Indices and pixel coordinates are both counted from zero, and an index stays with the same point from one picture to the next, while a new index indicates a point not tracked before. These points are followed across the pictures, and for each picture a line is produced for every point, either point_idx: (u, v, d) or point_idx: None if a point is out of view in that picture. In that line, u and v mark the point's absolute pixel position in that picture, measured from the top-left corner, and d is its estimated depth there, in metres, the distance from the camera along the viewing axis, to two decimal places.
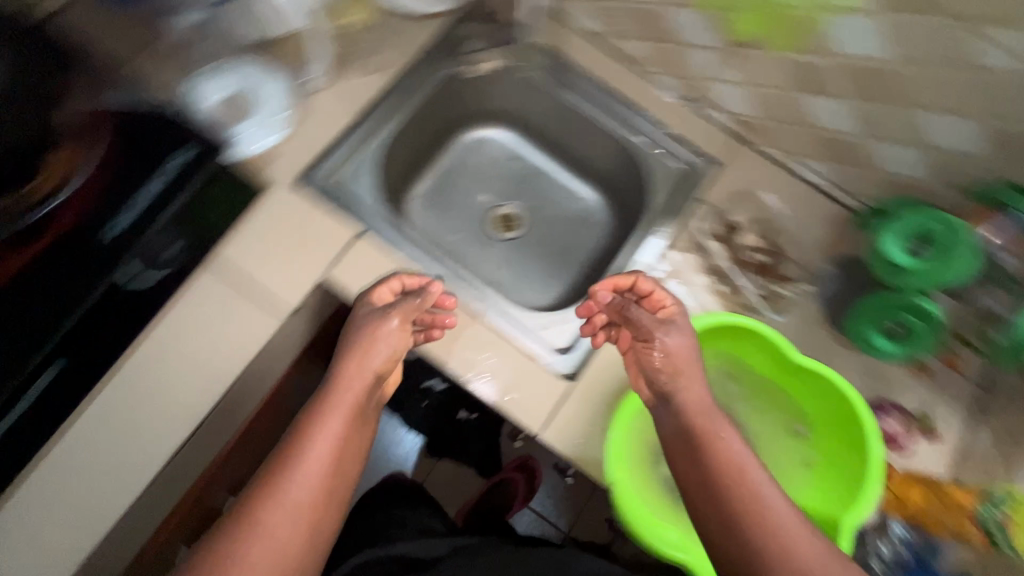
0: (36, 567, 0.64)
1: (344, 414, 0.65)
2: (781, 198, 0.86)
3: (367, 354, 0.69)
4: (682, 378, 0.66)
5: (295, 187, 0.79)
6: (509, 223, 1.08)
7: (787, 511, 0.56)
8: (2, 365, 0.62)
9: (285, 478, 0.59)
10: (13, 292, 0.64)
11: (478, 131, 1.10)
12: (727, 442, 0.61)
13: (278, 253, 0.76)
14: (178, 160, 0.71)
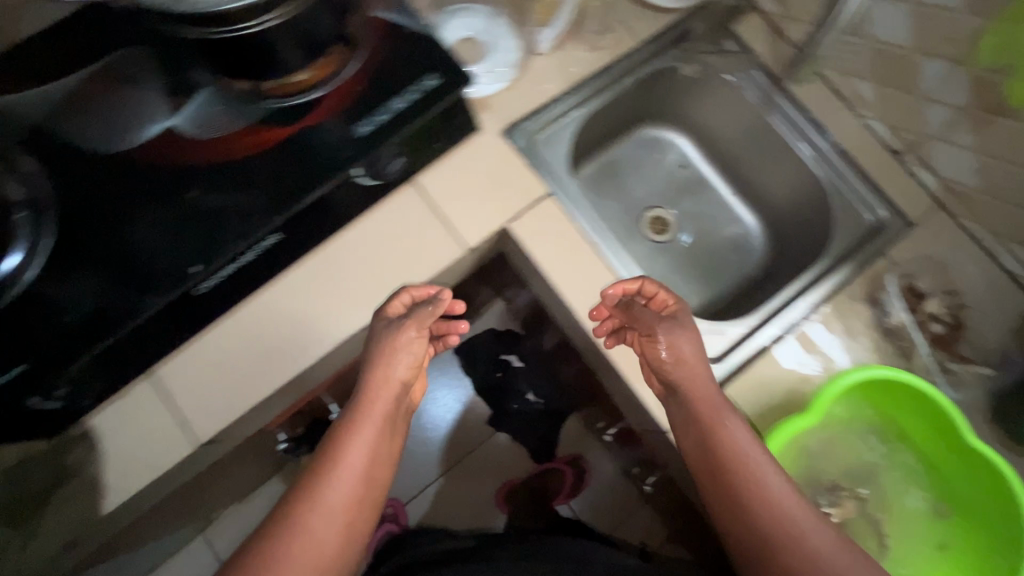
0: (214, 399, 0.73)
1: (375, 423, 0.67)
2: (976, 279, 0.82)
3: (384, 368, 0.70)
4: (692, 378, 0.70)
5: (502, 136, 0.84)
6: (661, 226, 1.07)
7: (786, 493, 0.62)
8: (231, 225, 0.66)
9: (322, 488, 0.62)
10: (260, 161, 0.68)
11: (657, 130, 1.09)
12: (729, 429, 0.66)
13: (473, 191, 0.82)
14: (428, 84, 0.71)
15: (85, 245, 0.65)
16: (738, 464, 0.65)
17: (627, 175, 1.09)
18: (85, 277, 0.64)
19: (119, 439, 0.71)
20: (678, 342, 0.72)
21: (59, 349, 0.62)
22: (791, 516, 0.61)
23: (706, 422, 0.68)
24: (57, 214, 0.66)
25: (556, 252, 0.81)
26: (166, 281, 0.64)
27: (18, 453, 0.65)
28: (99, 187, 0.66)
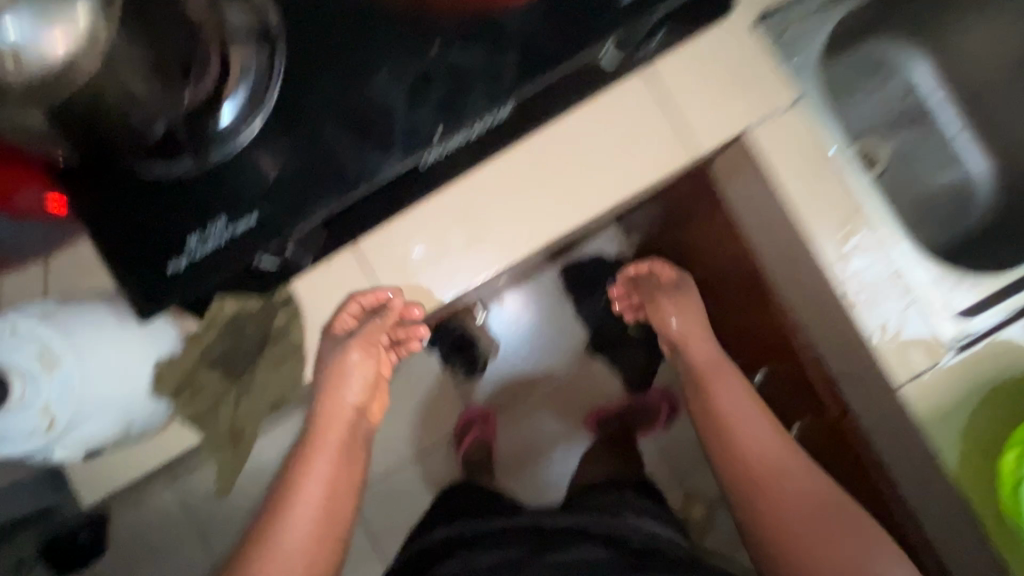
0: (417, 283, 0.69)
1: (327, 456, 0.69)
2: None
3: (328, 392, 0.70)
4: (690, 341, 0.92)
5: (754, 25, 0.71)
6: (870, 161, 0.93)
7: (770, 450, 0.80)
8: (475, 94, 0.57)
9: (273, 535, 0.65)
10: (513, 19, 0.57)
11: (889, 46, 0.93)
12: (727, 393, 0.85)
13: (713, 89, 0.71)
14: None
15: (317, 92, 0.58)
16: (738, 407, 0.84)
17: (845, 98, 0.94)
18: (317, 129, 0.58)
19: (322, 307, 0.68)
20: (671, 308, 0.96)
21: (289, 204, 0.58)
22: (773, 459, 0.79)
23: (709, 371, 0.88)
24: (288, 54, 0.59)
25: (799, 175, 0.71)
26: (399, 143, 0.57)
27: (235, 306, 0.63)
28: (334, 31, 0.59)
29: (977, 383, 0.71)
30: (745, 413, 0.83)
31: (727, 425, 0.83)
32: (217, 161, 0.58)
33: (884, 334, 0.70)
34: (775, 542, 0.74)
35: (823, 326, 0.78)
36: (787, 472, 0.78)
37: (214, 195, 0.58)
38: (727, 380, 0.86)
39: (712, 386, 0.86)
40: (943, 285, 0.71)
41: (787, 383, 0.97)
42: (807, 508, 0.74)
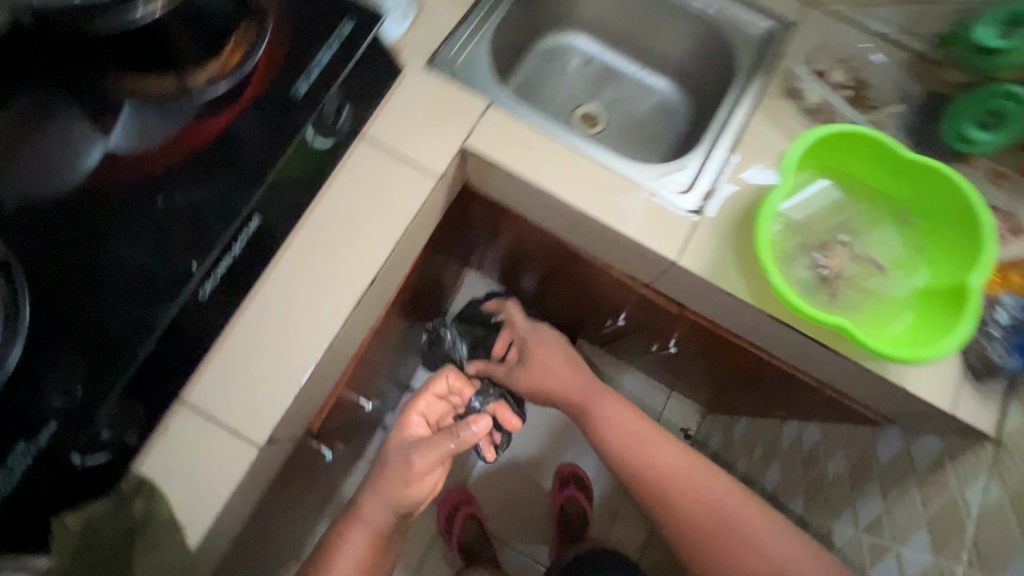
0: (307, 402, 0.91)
1: (368, 528, 0.77)
2: (861, 45, 0.92)
3: (407, 490, 0.79)
4: (565, 388, 1.04)
5: (429, 68, 0.86)
6: (591, 120, 1.16)
7: (678, 463, 0.90)
8: (192, 235, 0.64)
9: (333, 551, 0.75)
10: (204, 159, 0.67)
11: (556, 38, 1.18)
12: (615, 414, 0.97)
13: (420, 126, 0.84)
14: (326, 52, 0.72)
15: (74, 284, 0.61)
16: (637, 438, 0.94)
17: (539, 96, 1.16)
18: (29, 394, 0.57)
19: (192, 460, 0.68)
20: (541, 361, 1.09)
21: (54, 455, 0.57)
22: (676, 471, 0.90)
23: (589, 400, 1.01)
24: (61, 350, 0.59)
25: None
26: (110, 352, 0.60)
27: (81, 522, 0.60)
28: (105, 213, 0.63)
29: (731, 228, 0.83)
30: (652, 440, 0.93)
31: (631, 457, 0.92)
32: (26, 372, 0.58)
33: (644, 224, 0.83)
34: (718, 517, 0.85)
35: (615, 250, 0.91)
36: (685, 475, 0.89)
37: (12, 416, 0.56)
38: (617, 405, 0.99)
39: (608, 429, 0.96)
40: (661, 175, 0.86)
41: (642, 308, 1.11)
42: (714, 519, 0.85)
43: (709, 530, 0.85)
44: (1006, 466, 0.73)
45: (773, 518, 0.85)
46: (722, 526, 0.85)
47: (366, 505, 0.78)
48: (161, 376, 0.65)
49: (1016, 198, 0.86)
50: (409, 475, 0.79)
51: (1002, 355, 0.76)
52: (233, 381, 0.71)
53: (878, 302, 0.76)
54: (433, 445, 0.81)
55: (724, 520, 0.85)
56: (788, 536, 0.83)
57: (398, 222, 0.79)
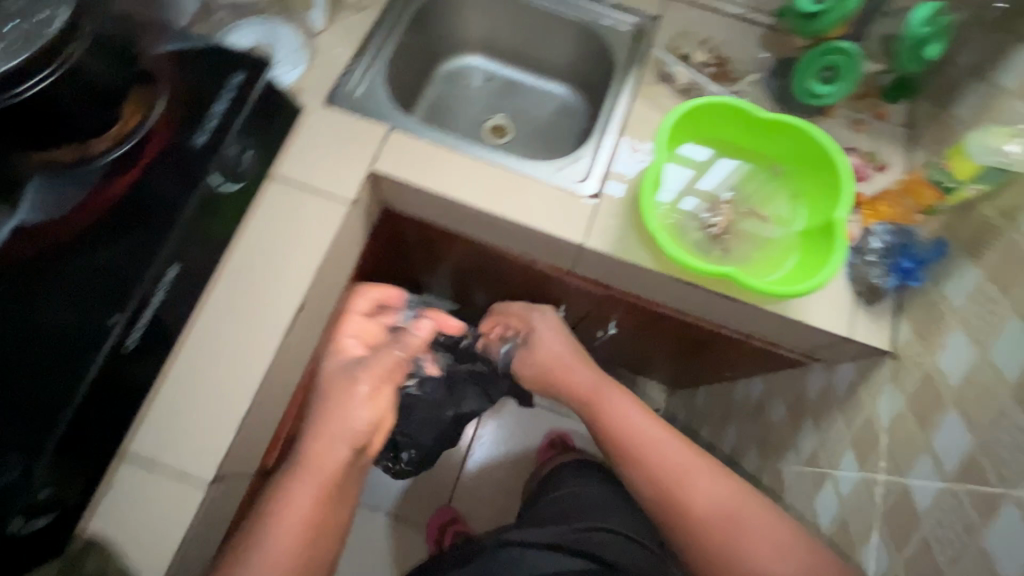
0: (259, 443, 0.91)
1: (317, 478, 0.76)
2: (719, 28, 1.02)
3: (349, 417, 0.81)
4: (566, 370, 0.95)
5: (329, 104, 0.92)
6: (499, 132, 1.23)
7: (676, 455, 0.82)
8: (110, 291, 0.67)
9: (287, 493, 0.74)
10: (114, 218, 0.70)
11: (455, 61, 1.24)
12: (617, 406, 0.89)
13: (327, 158, 0.89)
14: (222, 104, 0.77)
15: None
16: (643, 432, 0.85)
17: (447, 118, 1.23)
18: None
19: (140, 510, 0.69)
20: (546, 336, 0.99)
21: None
22: (680, 471, 0.80)
23: (594, 393, 0.91)
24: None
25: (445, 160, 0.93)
26: (40, 416, 0.61)
27: None
28: (18, 289, 0.65)
29: (628, 206, 0.90)
30: (655, 436, 0.84)
31: (636, 453, 0.83)
32: None
33: (550, 215, 0.89)
34: (710, 520, 0.76)
35: (532, 245, 0.96)
36: (691, 474, 0.80)
37: None
38: (620, 399, 0.89)
39: (609, 420, 0.88)
40: (560, 168, 0.93)
41: (575, 297, 1.16)
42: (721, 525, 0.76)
43: (700, 535, 0.76)
44: (904, 375, 0.80)
45: (781, 525, 0.75)
46: (716, 530, 0.76)
47: (313, 466, 0.76)
48: (97, 432, 0.66)
49: (874, 140, 0.96)
50: (348, 400, 0.82)
51: (882, 277, 0.84)
52: (173, 428, 0.72)
53: (765, 249, 0.84)
54: (377, 357, 0.92)
55: (721, 524, 0.76)
56: (795, 545, 0.73)
57: (317, 251, 0.83)
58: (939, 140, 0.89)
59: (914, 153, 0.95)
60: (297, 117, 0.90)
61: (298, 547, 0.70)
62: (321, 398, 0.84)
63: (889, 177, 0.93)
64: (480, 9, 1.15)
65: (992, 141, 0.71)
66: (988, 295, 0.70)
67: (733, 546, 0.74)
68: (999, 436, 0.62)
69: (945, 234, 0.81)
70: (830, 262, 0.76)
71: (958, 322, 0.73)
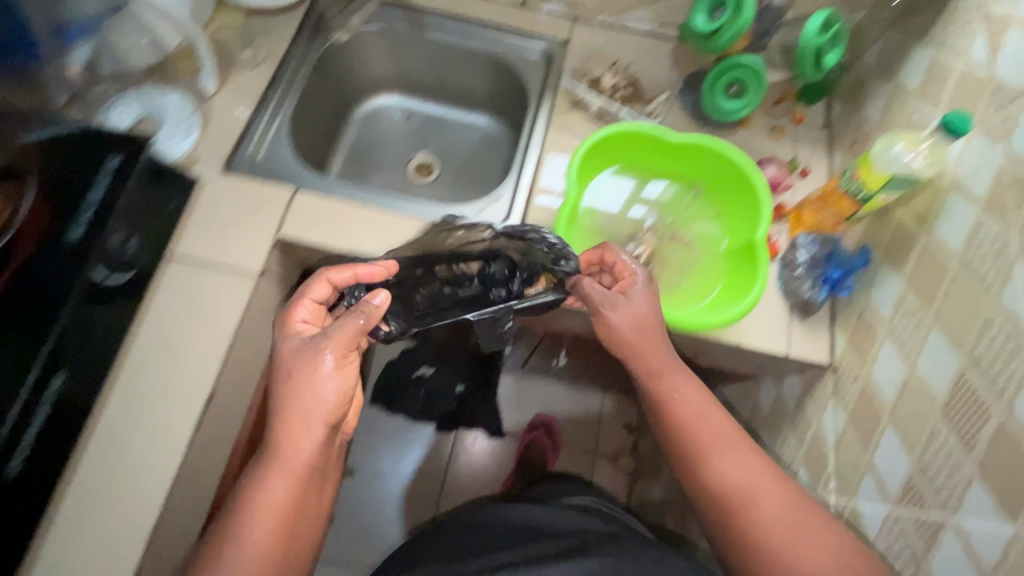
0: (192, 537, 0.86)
1: (288, 477, 0.63)
2: (628, 48, 1.00)
3: (307, 400, 0.63)
4: (637, 345, 0.71)
5: (228, 170, 0.87)
6: (424, 170, 1.17)
7: (748, 472, 0.68)
8: None
9: (256, 490, 0.62)
10: None
11: (369, 103, 1.17)
12: (679, 398, 0.72)
13: (230, 229, 0.84)
14: (98, 192, 0.72)
15: None
16: (705, 425, 0.71)
17: (370, 162, 1.16)
18: None
19: None
20: (631, 293, 0.72)
21: None
22: (740, 478, 0.68)
23: (653, 376, 0.72)
24: None
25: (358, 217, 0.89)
26: None
27: None
28: None
29: None
30: (716, 427, 0.70)
31: (704, 446, 0.69)
32: None
33: None
34: (734, 493, 0.67)
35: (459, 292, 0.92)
36: (755, 480, 0.68)
37: None
38: (686, 386, 0.73)
39: (665, 404, 0.72)
40: (479, 211, 0.90)
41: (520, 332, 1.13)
42: (783, 525, 0.65)
43: (721, 511, 0.68)
44: (844, 387, 0.78)
45: (831, 527, 0.64)
46: (734, 507, 0.67)
47: (284, 462, 0.63)
48: None
49: (795, 147, 0.95)
50: (321, 386, 0.63)
51: (812, 292, 0.82)
52: (78, 548, 0.68)
53: (693, 276, 0.82)
54: (334, 325, 0.65)
55: (739, 499, 0.67)
56: (815, 527, 0.64)
57: (225, 331, 0.78)
58: (855, 142, 0.88)
59: (834, 155, 0.94)
60: (194, 189, 0.85)
61: (268, 554, 0.61)
62: (279, 356, 0.66)
63: (811, 184, 0.92)
64: (386, 50, 1.09)
65: (899, 147, 0.69)
66: (911, 305, 0.68)
67: (749, 517, 0.66)
68: (934, 457, 0.60)
69: (868, 241, 0.79)
70: (755, 286, 0.74)
71: (888, 333, 0.72)
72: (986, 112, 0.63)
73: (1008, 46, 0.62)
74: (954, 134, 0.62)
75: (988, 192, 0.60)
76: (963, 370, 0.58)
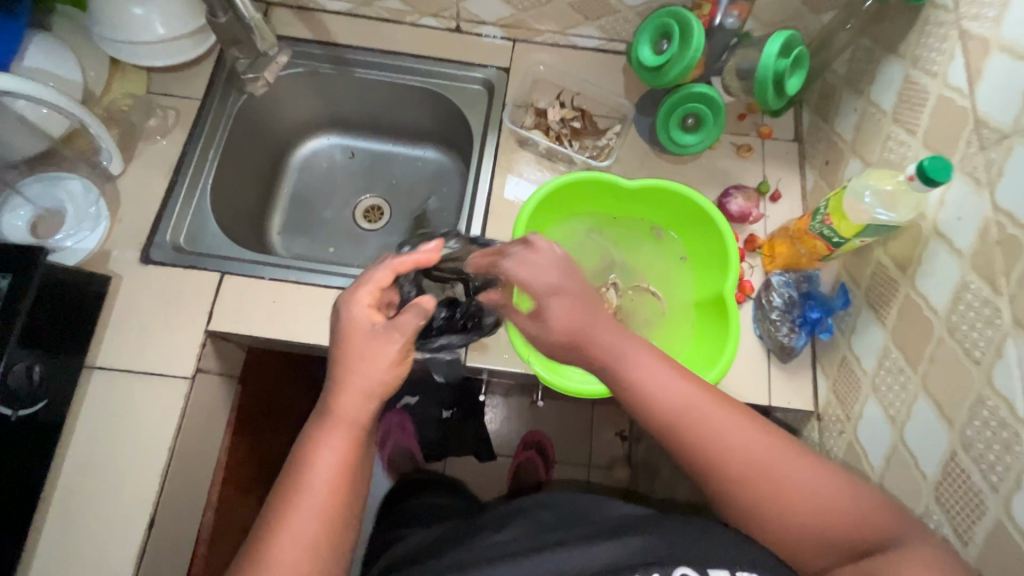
0: None
1: (343, 436, 0.53)
2: (575, 71, 0.91)
3: (362, 368, 0.54)
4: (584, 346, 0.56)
5: (146, 262, 0.79)
6: (372, 215, 1.07)
7: (751, 438, 0.53)
8: None
9: (300, 486, 0.51)
10: None
11: (304, 148, 1.07)
12: (643, 378, 0.54)
13: (155, 330, 0.76)
14: None
15: None
16: (684, 402, 0.54)
17: (313, 207, 1.06)
18: None
19: None
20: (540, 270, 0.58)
21: None
22: (748, 451, 0.53)
23: (619, 354, 0.55)
24: None
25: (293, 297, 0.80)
26: None
27: None
28: None
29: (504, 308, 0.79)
30: (697, 398, 0.54)
31: (696, 423, 0.53)
32: None
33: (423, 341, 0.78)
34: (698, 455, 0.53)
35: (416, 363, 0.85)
36: (763, 452, 0.53)
37: None
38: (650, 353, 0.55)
39: (634, 386, 0.54)
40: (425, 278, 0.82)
41: None
42: (818, 500, 0.51)
43: (699, 462, 0.53)
44: (830, 438, 0.73)
45: (802, 452, 0.54)
46: (755, 483, 0.52)
47: (326, 438, 0.53)
48: None
49: (763, 166, 0.87)
50: (382, 355, 0.55)
51: (791, 337, 0.76)
52: None
53: (662, 332, 0.75)
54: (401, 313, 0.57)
55: (755, 473, 0.52)
56: (787, 461, 0.53)
57: (160, 446, 0.72)
58: (827, 160, 0.81)
59: (806, 172, 0.86)
60: (111, 287, 0.77)
61: (325, 531, 0.51)
62: (340, 330, 0.56)
63: (782, 209, 0.85)
64: (310, 90, 0.99)
65: (873, 189, 0.62)
66: (896, 363, 0.62)
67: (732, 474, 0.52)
68: None
69: (846, 278, 0.73)
70: (728, 351, 0.67)
71: (872, 389, 0.66)
72: (965, 151, 0.56)
73: (988, 75, 0.54)
74: (932, 183, 0.54)
75: (973, 249, 0.54)
76: (954, 451, 0.53)
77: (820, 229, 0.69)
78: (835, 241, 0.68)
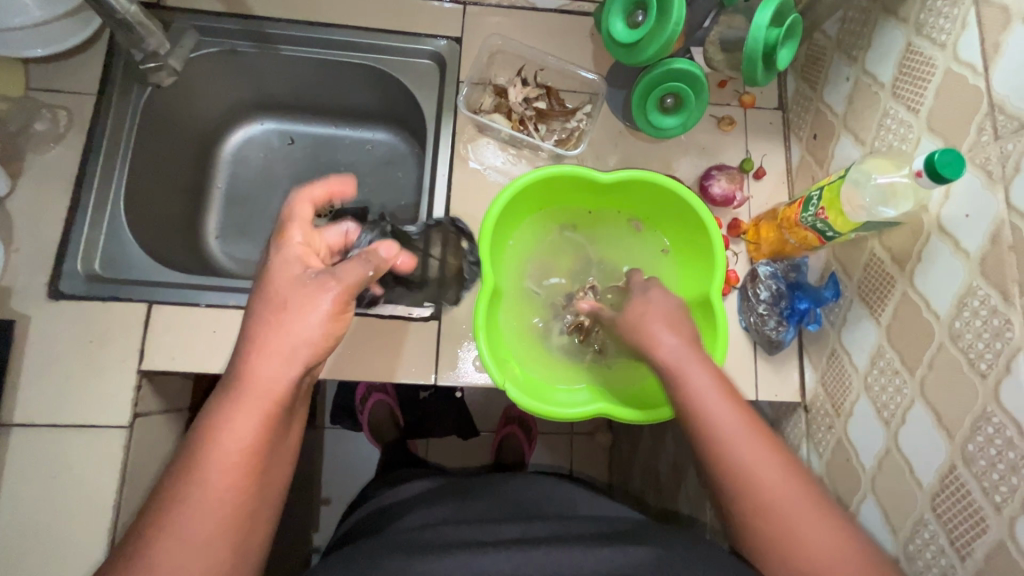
0: None
1: (259, 413, 0.47)
2: (536, 39, 0.80)
3: (286, 327, 0.48)
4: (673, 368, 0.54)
5: (56, 297, 0.68)
6: None
7: (796, 499, 0.49)
8: None
9: (202, 461, 0.46)
10: None
11: (235, 136, 0.93)
12: (692, 391, 0.52)
13: (78, 376, 0.67)
14: None
15: None
16: (733, 439, 0.51)
17: (253, 205, 0.92)
18: None
19: None
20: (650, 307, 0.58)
21: None
22: (784, 509, 0.49)
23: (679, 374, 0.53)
24: None
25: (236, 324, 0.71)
26: None
27: None
28: None
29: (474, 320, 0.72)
30: (745, 441, 0.51)
31: (740, 468, 0.50)
32: None
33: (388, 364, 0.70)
34: (715, 467, 0.51)
35: None
36: (804, 513, 0.49)
37: None
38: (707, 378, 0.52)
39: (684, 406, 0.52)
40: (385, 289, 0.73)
41: None
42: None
43: (726, 489, 0.51)
44: (818, 431, 0.71)
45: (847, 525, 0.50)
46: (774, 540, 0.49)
47: (240, 413, 0.47)
48: None
49: (746, 140, 0.80)
50: (314, 306, 0.49)
51: (779, 330, 0.72)
52: None
53: None
54: (343, 262, 0.52)
55: (777, 534, 0.49)
56: (824, 519, 0.49)
57: (100, 507, 0.64)
58: (815, 134, 0.74)
59: (791, 144, 0.80)
60: (17, 332, 0.67)
61: (225, 520, 0.46)
62: (274, 274, 0.51)
63: (767, 187, 0.78)
64: (231, 72, 0.85)
65: (875, 181, 0.57)
66: (891, 365, 0.59)
67: (751, 499, 0.50)
68: (921, 549, 0.55)
69: (835, 266, 0.69)
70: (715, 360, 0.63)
71: (864, 388, 0.63)
72: (977, 140, 0.50)
73: (1007, 51, 0.48)
74: (942, 179, 0.49)
75: (982, 252, 0.49)
76: (954, 464, 0.51)
77: (815, 222, 0.64)
78: (830, 233, 0.63)
